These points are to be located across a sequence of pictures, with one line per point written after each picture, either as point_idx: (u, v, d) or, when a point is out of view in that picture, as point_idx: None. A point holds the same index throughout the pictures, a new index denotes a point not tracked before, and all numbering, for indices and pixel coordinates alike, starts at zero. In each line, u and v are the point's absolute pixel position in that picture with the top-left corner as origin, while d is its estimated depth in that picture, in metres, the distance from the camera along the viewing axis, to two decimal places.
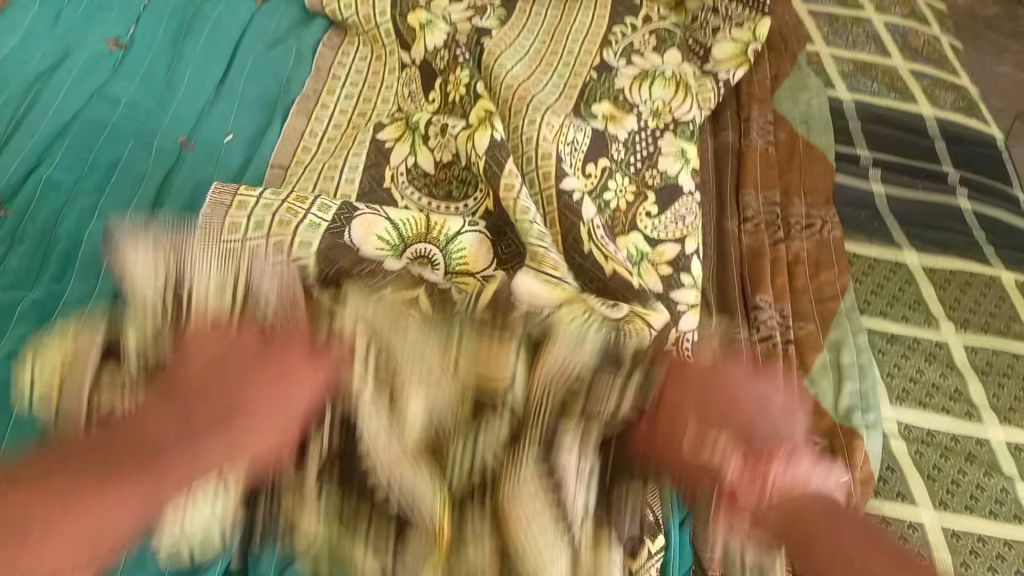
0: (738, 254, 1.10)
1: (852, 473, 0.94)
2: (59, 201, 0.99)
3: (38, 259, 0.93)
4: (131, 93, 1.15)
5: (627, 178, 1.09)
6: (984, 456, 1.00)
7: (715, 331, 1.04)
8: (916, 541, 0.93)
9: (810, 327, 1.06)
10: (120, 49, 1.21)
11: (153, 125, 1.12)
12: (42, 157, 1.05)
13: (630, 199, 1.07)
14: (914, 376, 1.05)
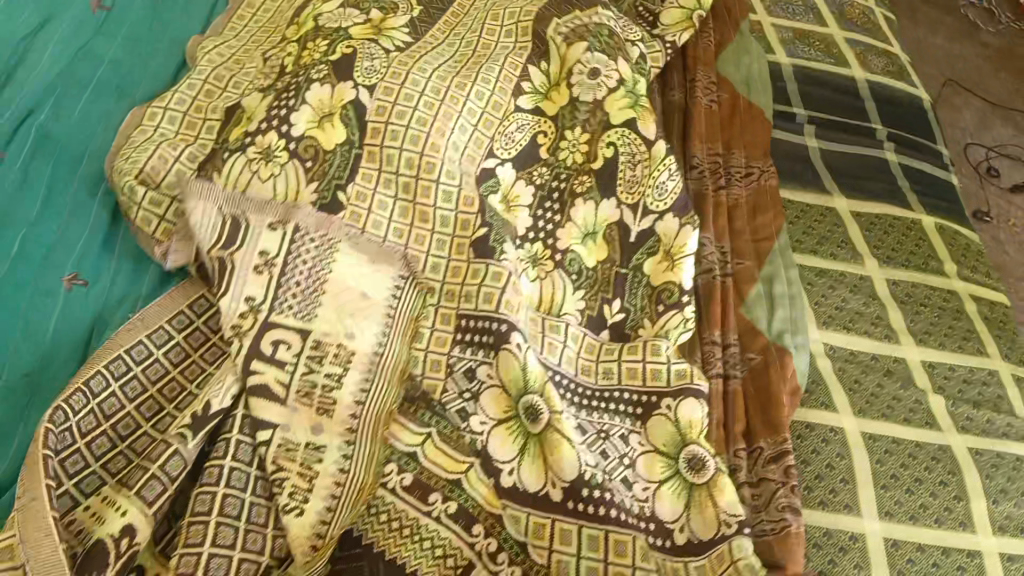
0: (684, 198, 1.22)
1: (782, 384, 1.04)
2: (49, 151, 1.05)
3: (26, 195, 1.00)
4: (114, 51, 1.20)
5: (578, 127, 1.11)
6: (900, 371, 1.12)
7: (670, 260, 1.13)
8: (836, 442, 1.04)
9: (747, 262, 1.17)
10: (101, 11, 1.26)
11: (136, 79, 1.18)
12: (30, 113, 1.09)
13: (587, 146, 1.11)
14: (839, 305, 1.17)
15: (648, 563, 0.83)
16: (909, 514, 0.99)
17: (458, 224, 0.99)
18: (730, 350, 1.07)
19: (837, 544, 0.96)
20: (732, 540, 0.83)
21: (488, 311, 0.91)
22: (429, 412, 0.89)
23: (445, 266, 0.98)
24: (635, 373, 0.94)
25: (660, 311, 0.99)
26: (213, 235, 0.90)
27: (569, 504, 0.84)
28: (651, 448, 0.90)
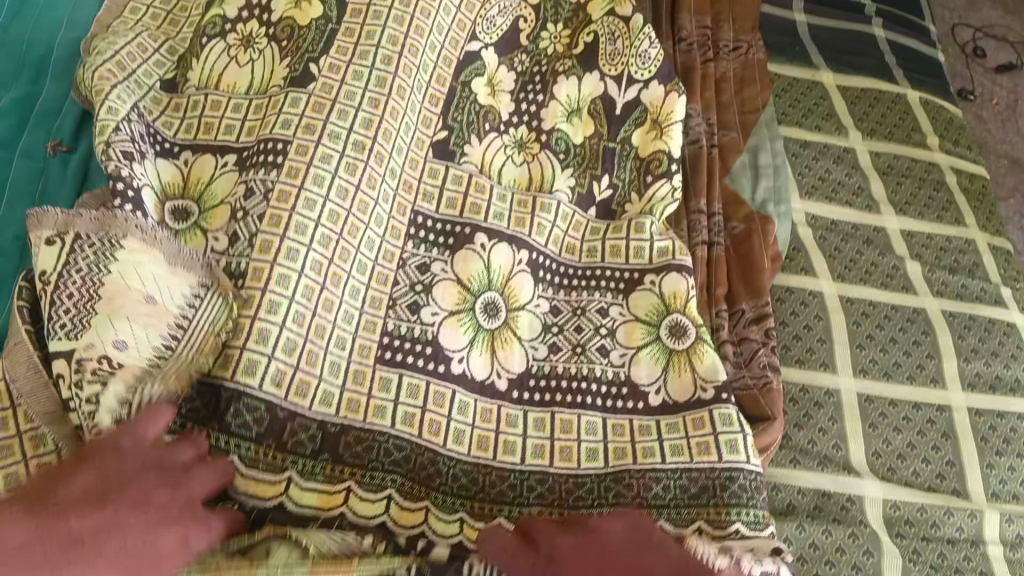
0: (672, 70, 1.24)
1: (764, 250, 1.08)
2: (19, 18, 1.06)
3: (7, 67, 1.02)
4: None
5: (559, 23, 1.05)
6: (880, 240, 1.16)
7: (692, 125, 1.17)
8: (814, 305, 1.09)
9: (733, 134, 1.20)
10: None
11: None
12: None
13: (568, 39, 1.04)
14: (822, 176, 1.21)
15: (621, 438, 0.76)
16: (881, 372, 1.04)
17: (428, 97, 0.91)
18: (715, 218, 1.09)
19: (812, 398, 1.01)
20: (713, 409, 0.76)
21: (452, 217, 0.85)
22: (338, 331, 0.74)
23: (413, 134, 0.88)
24: (618, 248, 0.88)
25: (649, 180, 0.93)
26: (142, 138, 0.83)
27: (514, 393, 0.78)
28: (630, 317, 0.83)
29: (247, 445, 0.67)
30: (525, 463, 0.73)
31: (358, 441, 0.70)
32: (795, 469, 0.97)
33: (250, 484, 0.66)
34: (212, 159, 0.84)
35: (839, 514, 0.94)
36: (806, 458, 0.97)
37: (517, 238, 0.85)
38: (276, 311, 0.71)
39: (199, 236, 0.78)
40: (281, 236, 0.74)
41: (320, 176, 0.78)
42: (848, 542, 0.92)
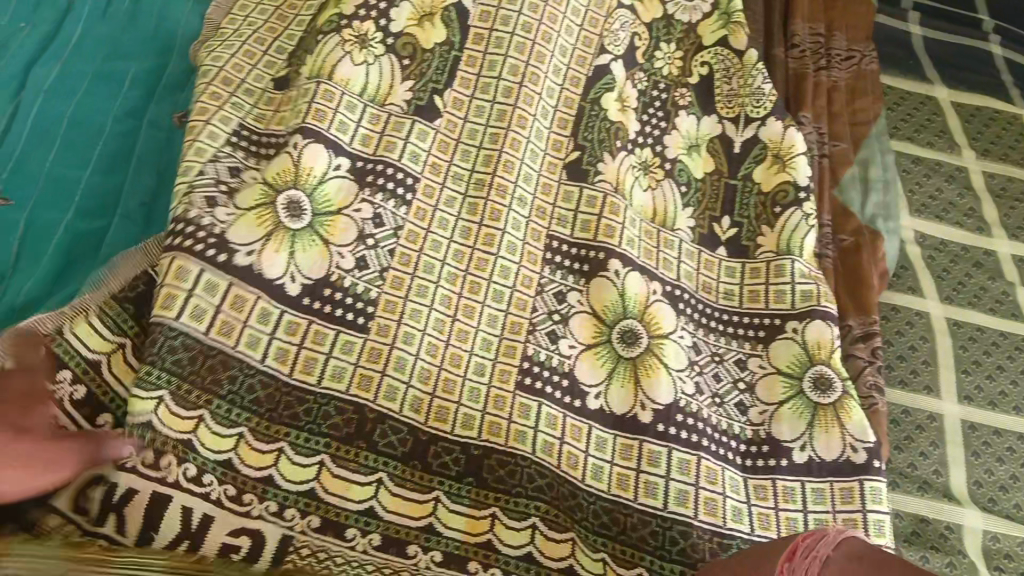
0: (785, 75, 1.23)
1: (872, 266, 1.07)
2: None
3: (136, 41, 1.08)
4: None
5: (675, 43, 1.08)
6: (990, 264, 1.13)
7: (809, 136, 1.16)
8: (920, 326, 1.07)
9: (843, 145, 1.19)
10: None
11: None
12: None
13: (681, 61, 1.07)
14: (932, 195, 1.19)
15: (738, 494, 0.77)
16: (988, 400, 1.01)
17: (555, 121, 0.94)
18: (826, 230, 1.08)
19: (914, 421, 0.99)
20: (864, 482, 0.79)
21: (585, 240, 0.86)
22: (477, 359, 0.78)
23: (542, 158, 0.92)
24: (757, 293, 0.91)
25: (778, 210, 0.97)
26: (228, 172, 0.80)
27: (657, 426, 0.78)
28: (770, 370, 0.85)
29: (394, 463, 0.74)
30: (669, 508, 0.74)
31: (501, 465, 0.75)
32: (892, 492, 0.94)
33: (401, 505, 0.73)
34: (324, 152, 0.82)
35: (938, 543, 0.90)
36: (905, 482, 0.94)
37: (647, 270, 0.87)
38: (410, 342, 0.77)
39: (319, 248, 0.78)
40: (411, 273, 0.81)
41: (444, 221, 0.85)
42: (947, 571, 0.88)
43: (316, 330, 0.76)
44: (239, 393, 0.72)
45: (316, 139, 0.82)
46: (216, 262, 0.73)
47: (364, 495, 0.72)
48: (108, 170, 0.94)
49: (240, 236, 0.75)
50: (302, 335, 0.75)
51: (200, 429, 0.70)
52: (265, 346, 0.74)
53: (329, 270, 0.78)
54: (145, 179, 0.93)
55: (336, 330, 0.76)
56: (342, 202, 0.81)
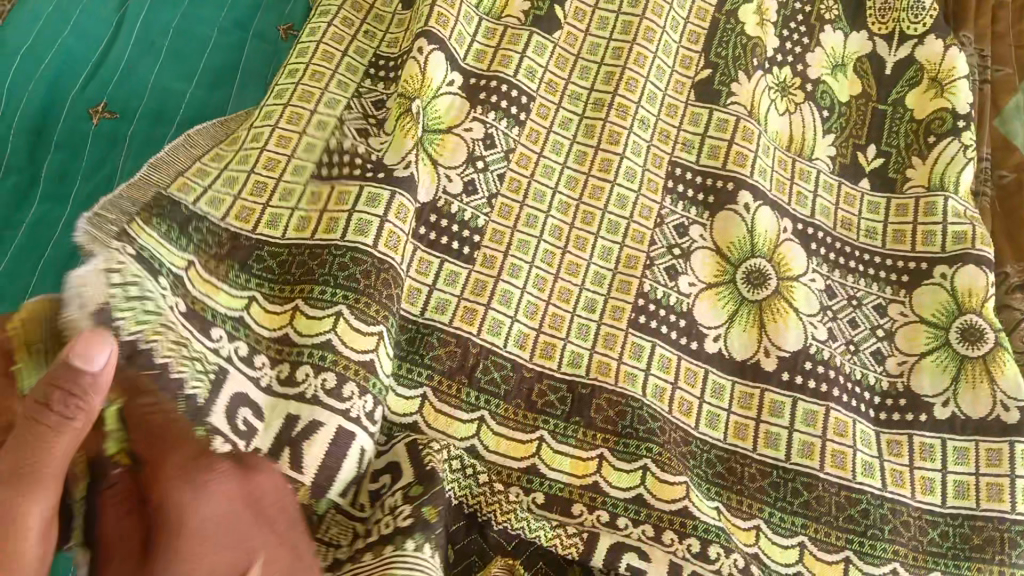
0: None
1: None
2: None
3: None
4: None
5: None
6: None
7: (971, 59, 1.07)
8: None
9: (1008, 69, 1.07)
10: None
11: None
12: None
13: None
14: None
15: (870, 448, 0.69)
16: None
17: (686, 35, 0.87)
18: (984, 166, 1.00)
19: None
20: (1013, 443, 0.69)
21: (713, 168, 0.79)
22: (588, 293, 0.72)
23: (669, 76, 0.84)
24: (903, 233, 0.82)
25: (931, 140, 0.88)
26: (373, 106, 0.76)
27: (782, 375, 0.71)
28: (913, 317, 0.76)
29: (496, 402, 0.66)
30: (794, 461, 0.68)
31: (611, 406, 0.67)
32: None
33: (503, 445, 0.65)
34: (444, 59, 0.77)
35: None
36: None
37: (779, 205, 0.80)
38: (517, 275, 0.72)
39: (429, 167, 0.74)
40: (521, 202, 0.75)
41: (558, 144, 0.79)
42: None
43: (421, 257, 0.70)
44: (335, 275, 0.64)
45: (438, 48, 0.77)
46: (376, 179, 0.69)
47: (465, 433, 0.65)
48: (215, 82, 0.91)
49: (396, 158, 0.70)
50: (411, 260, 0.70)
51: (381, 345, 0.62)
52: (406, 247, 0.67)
53: (437, 196, 0.73)
54: (253, 93, 0.91)
55: (441, 258, 0.71)
56: (453, 121, 0.77)
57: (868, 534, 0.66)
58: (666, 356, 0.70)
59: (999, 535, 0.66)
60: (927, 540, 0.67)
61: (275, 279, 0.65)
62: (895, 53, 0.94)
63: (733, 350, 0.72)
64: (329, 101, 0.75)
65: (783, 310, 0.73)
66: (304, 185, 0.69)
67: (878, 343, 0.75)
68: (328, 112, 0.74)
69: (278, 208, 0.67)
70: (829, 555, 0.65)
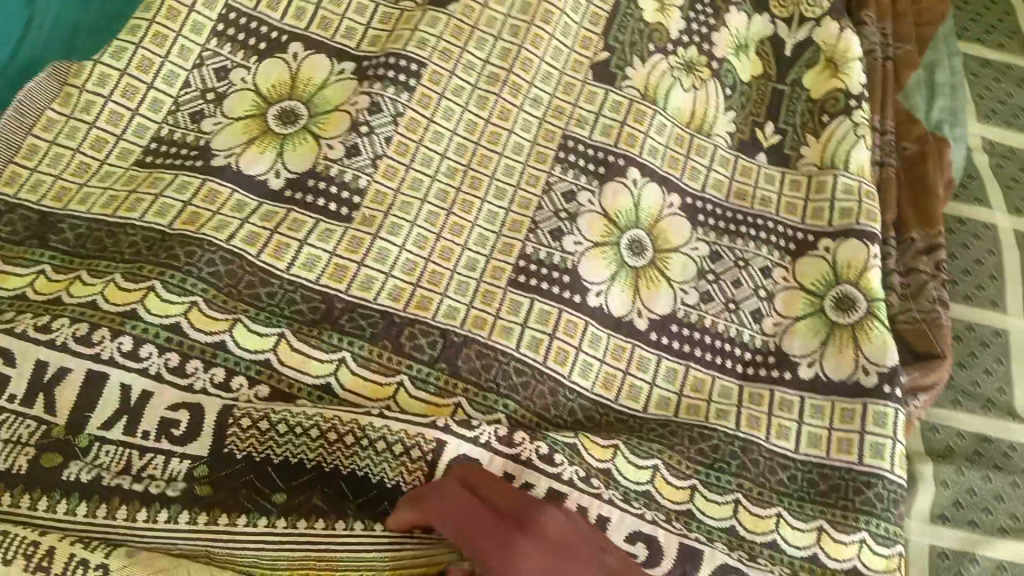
0: None
1: (939, 176, 1.01)
2: None
3: None
4: None
5: None
6: None
7: (875, 37, 1.12)
8: (988, 239, 1.00)
9: (910, 47, 1.13)
10: None
11: None
12: None
13: None
14: (1003, 99, 1.13)
15: (727, 400, 0.75)
16: None
17: (587, 16, 0.92)
18: (887, 137, 1.04)
19: (979, 336, 0.92)
20: (868, 404, 0.73)
21: (606, 145, 0.84)
22: (469, 254, 0.76)
23: (567, 55, 0.90)
24: (795, 206, 0.87)
25: (825, 119, 0.93)
26: (215, 76, 0.82)
27: (652, 335, 0.77)
28: (794, 285, 0.81)
29: (359, 345, 0.69)
30: (649, 412, 0.74)
31: (479, 357, 0.71)
32: (954, 411, 0.88)
33: (359, 385, 0.68)
34: (327, 62, 0.84)
35: (1000, 462, 0.84)
36: (969, 400, 0.88)
37: (671, 179, 0.85)
38: (396, 233, 0.75)
39: (309, 143, 0.78)
40: (406, 165, 0.79)
41: (449, 111, 0.83)
42: (1008, 491, 0.82)
43: (294, 217, 0.74)
44: (196, 264, 0.69)
45: (315, 51, 0.84)
46: (193, 168, 0.75)
47: (320, 370, 0.67)
48: None
49: (224, 143, 0.77)
50: (277, 222, 0.73)
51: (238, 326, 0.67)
52: (293, 255, 0.72)
53: (315, 163, 0.77)
54: None
55: (315, 218, 0.74)
56: (340, 101, 0.81)
57: (715, 465, 0.70)
58: (547, 309, 0.74)
59: (847, 483, 0.71)
60: (776, 478, 0.71)
61: (135, 260, 0.69)
62: (790, 36, 1.00)
63: (613, 309, 0.77)
64: (168, 74, 0.80)
65: (656, 278, 0.79)
66: (126, 169, 0.76)
67: (750, 303, 0.80)
68: (164, 91, 0.80)
69: (170, 199, 0.73)
70: (678, 481, 0.69)
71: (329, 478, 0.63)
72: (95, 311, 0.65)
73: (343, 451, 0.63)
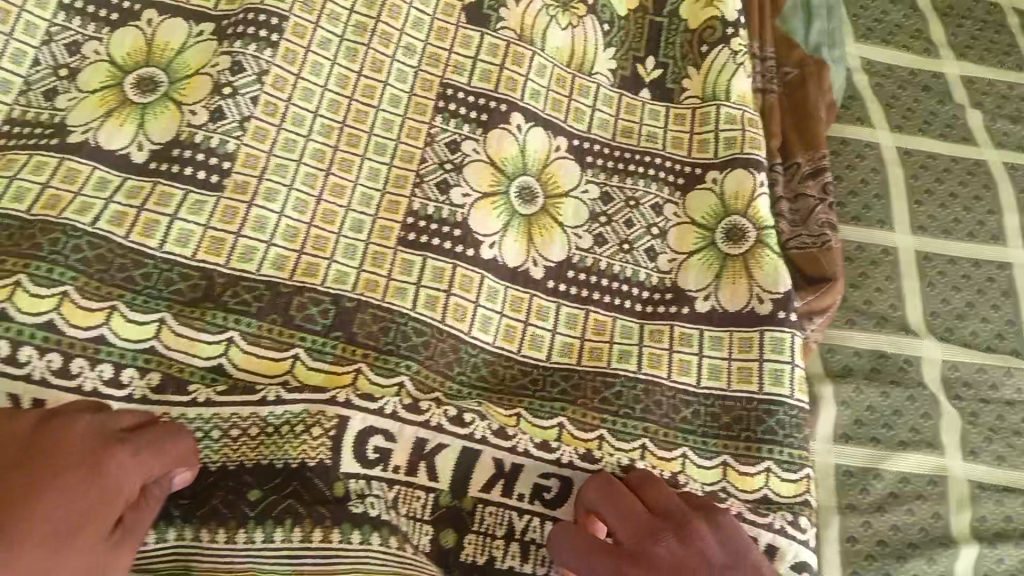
0: None
1: (820, 98, 1.01)
2: None
3: None
4: None
5: None
6: (939, 87, 1.08)
7: None
8: (871, 158, 1.01)
9: None
10: None
11: None
12: None
13: None
14: (877, 18, 1.14)
15: (630, 340, 0.74)
16: (941, 229, 0.96)
17: None
18: (768, 63, 1.03)
19: (869, 257, 0.93)
20: (764, 332, 0.73)
21: (486, 90, 0.82)
22: (355, 215, 0.73)
23: (438, 0, 0.86)
24: (682, 139, 0.86)
25: (704, 49, 0.91)
26: (67, 51, 0.76)
27: (549, 283, 0.75)
28: (685, 219, 0.80)
29: (247, 322, 0.67)
30: (552, 359, 0.73)
31: (374, 321, 0.69)
32: (850, 329, 0.89)
33: (253, 362, 0.66)
34: (183, 24, 0.79)
35: (896, 377, 0.86)
36: (863, 318, 0.89)
37: (555, 123, 0.83)
38: (274, 199, 0.72)
39: (171, 112, 0.74)
40: (278, 126, 0.75)
41: (318, 65, 0.79)
42: (906, 406, 0.84)
43: (162, 190, 0.70)
44: (62, 251, 0.65)
45: (172, 16, 0.79)
46: (47, 146, 0.70)
47: (211, 353, 0.65)
48: None
49: (78, 119, 0.72)
50: (145, 197, 0.69)
51: (114, 317, 0.64)
52: (163, 230, 0.68)
53: (178, 131, 0.73)
54: None
55: (185, 189, 0.70)
56: (201, 64, 0.77)
57: (622, 413, 0.70)
58: (439, 266, 0.72)
59: (750, 413, 0.71)
60: (680, 417, 0.71)
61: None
62: None
63: (507, 262, 0.75)
64: (14, 54, 0.74)
65: (545, 224, 0.78)
66: None
67: (644, 241, 0.79)
68: (11, 71, 0.74)
69: (25, 181, 0.68)
70: (588, 434, 0.68)
71: (234, 476, 0.62)
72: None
73: (248, 445, 0.62)
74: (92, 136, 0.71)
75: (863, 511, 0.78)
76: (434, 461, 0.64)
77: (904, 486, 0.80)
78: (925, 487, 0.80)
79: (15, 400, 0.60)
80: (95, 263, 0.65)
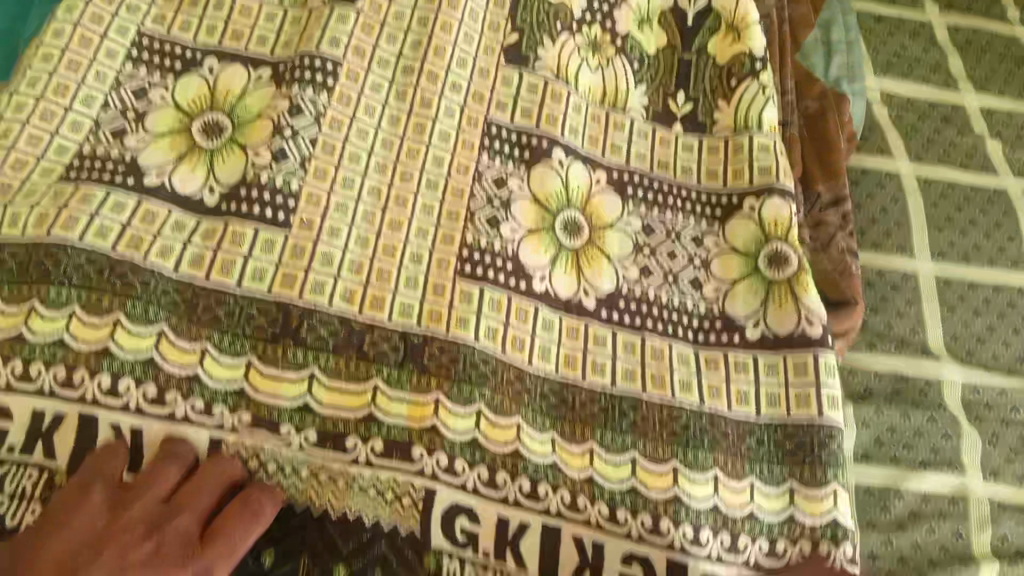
0: None
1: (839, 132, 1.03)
2: None
3: None
4: None
5: None
6: (957, 118, 1.11)
7: None
8: (891, 187, 1.03)
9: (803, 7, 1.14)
10: None
11: None
12: None
13: None
14: (897, 52, 1.18)
15: (687, 368, 0.76)
16: (961, 255, 0.98)
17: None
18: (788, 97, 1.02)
19: (889, 282, 0.96)
20: (818, 356, 0.75)
21: (527, 127, 0.84)
22: (413, 247, 0.75)
23: (478, 40, 0.88)
24: (716, 171, 0.88)
25: (733, 83, 0.92)
26: (133, 96, 0.79)
27: (602, 312, 0.77)
28: (725, 248, 0.82)
29: (326, 355, 0.69)
30: (618, 386, 0.73)
31: (443, 352, 0.70)
32: (871, 353, 0.91)
33: (335, 398, 0.68)
34: (242, 70, 0.82)
35: (917, 399, 0.87)
36: (883, 342, 0.91)
37: (592, 159, 0.85)
38: (337, 235, 0.75)
39: (236, 155, 0.77)
40: (336, 164, 0.78)
41: (370, 107, 0.82)
42: (927, 426, 0.85)
43: (233, 231, 0.73)
44: (153, 294, 0.69)
45: (231, 62, 0.82)
46: (124, 188, 0.74)
47: (294, 393, 0.68)
48: None
49: (151, 160, 0.76)
50: (219, 238, 0.73)
51: (207, 359, 0.68)
52: (240, 269, 0.72)
53: (244, 172, 0.76)
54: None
55: (254, 228, 0.74)
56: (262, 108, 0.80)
57: (692, 444, 0.71)
58: (493, 296, 0.74)
59: (811, 439, 0.72)
60: (745, 447, 0.72)
61: (89, 289, 0.68)
62: None
63: (558, 292, 0.77)
64: (86, 97, 0.78)
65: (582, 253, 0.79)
66: (50, 189, 0.73)
67: (679, 272, 0.81)
68: (83, 113, 0.77)
69: (108, 220, 0.71)
70: (658, 469, 0.70)
71: (322, 527, 0.67)
72: (69, 353, 0.66)
73: (335, 494, 0.67)
74: (167, 180, 0.75)
75: (884, 528, 0.79)
76: (520, 545, 0.67)
77: (925, 505, 0.81)
78: (945, 505, 0.81)
79: (118, 430, 0.66)
80: (183, 304, 0.70)
